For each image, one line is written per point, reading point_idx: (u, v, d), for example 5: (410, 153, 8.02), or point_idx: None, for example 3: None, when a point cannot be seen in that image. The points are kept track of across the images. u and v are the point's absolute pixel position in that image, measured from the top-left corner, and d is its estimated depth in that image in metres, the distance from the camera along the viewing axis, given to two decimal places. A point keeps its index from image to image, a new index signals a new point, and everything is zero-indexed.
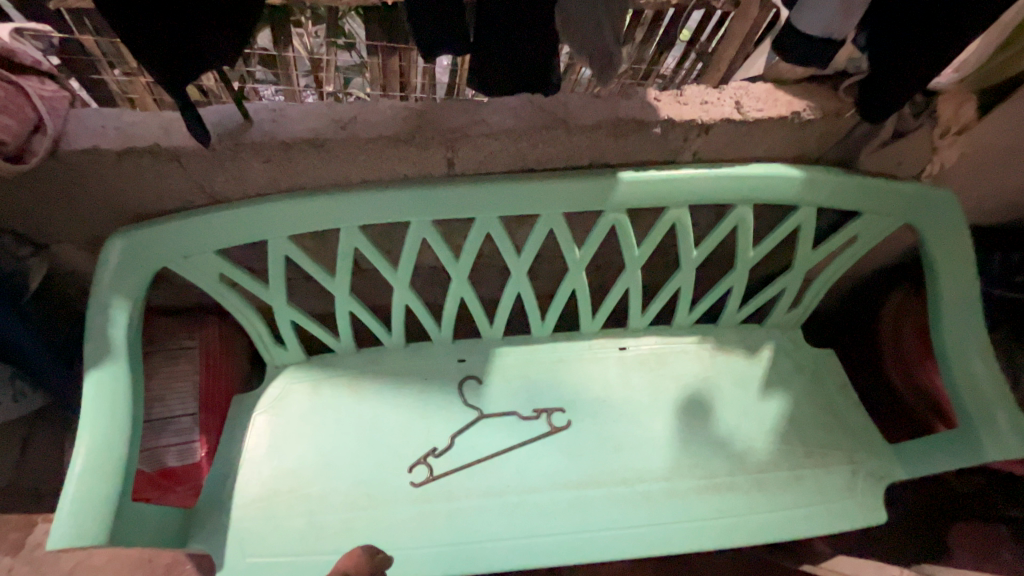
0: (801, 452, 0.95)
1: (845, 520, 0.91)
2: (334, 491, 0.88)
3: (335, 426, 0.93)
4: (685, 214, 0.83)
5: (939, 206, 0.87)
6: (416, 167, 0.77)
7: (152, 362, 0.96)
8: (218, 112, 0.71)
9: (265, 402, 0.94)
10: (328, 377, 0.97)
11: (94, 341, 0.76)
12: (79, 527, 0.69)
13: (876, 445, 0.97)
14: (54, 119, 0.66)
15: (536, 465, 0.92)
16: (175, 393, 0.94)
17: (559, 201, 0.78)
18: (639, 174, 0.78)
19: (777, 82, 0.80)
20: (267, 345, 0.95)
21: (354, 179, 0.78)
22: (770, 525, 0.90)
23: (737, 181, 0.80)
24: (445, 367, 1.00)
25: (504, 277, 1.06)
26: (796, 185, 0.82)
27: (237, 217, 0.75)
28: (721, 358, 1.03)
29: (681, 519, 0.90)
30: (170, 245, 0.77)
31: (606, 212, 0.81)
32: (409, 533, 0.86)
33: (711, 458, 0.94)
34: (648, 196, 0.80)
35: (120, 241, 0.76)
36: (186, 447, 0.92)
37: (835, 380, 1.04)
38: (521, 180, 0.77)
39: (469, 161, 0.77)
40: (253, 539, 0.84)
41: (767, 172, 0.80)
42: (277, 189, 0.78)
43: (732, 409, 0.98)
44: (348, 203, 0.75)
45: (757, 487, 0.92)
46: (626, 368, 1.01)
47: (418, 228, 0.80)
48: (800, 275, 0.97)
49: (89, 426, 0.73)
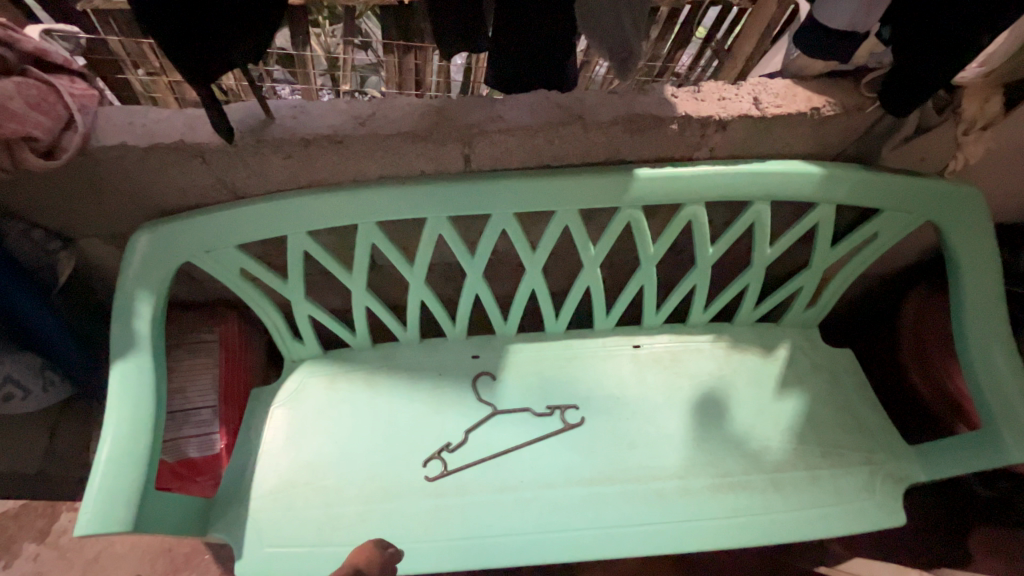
0: (818, 452, 0.94)
1: (862, 521, 0.90)
2: (349, 483, 0.89)
3: (351, 420, 0.94)
4: (701, 211, 0.83)
5: (963, 204, 0.85)
6: (433, 164, 0.78)
7: (174, 355, 0.98)
8: (241, 109, 0.72)
9: (283, 395, 0.96)
10: (345, 372, 0.99)
11: (121, 333, 0.78)
12: (104, 515, 0.71)
13: (896, 447, 0.96)
14: (84, 116, 0.68)
15: (550, 462, 0.92)
16: (196, 386, 0.96)
17: (576, 198, 0.78)
18: (654, 171, 0.78)
19: (797, 77, 0.79)
20: (285, 339, 0.96)
21: (373, 175, 0.79)
22: (786, 526, 0.89)
23: (754, 177, 0.79)
24: (460, 363, 1.00)
25: (518, 273, 1.07)
26: (814, 182, 0.81)
27: (258, 212, 0.77)
28: (737, 356, 1.03)
29: (696, 518, 0.89)
30: (193, 240, 0.78)
31: (622, 209, 0.81)
32: (423, 526, 0.87)
33: (726, 457, 0.93)
34: (664, 194, 0.79)
35: (146, 236, 0.78)
36: (206, 438, 0.94)
37: (853, 380, 1.02)
38: (537, 177, 0.77)
39: (485, 158, 0.78)
40: (270, 530, 0.86)
41: (785, 168, 0.80)
42: (296, 185, 0.79)
43: (747, 407, 0.98)
44: (365, 200, 0.76)
45: (772, 487, 0.91)
46: (640, 366, 1.01)
47: (435, 224, 0.80)
48: (819, 273, 0.95)
49: (115, 416, 0.75)
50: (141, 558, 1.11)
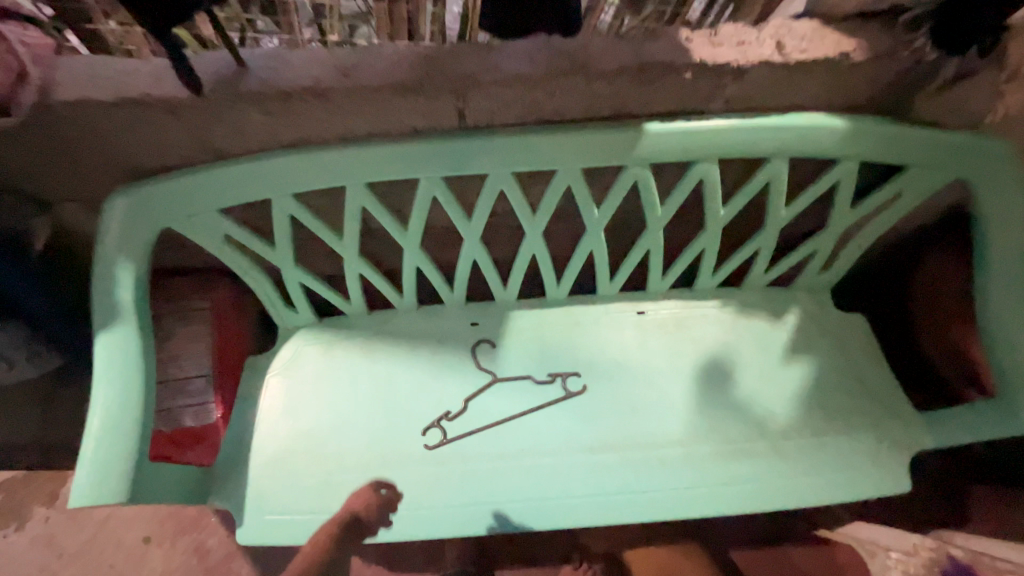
0: (825, 419, 0.92)
1: (868, 488, 0.89)
2: (347, 450, 0.89)
3: (348, 389, 0.93)
4: (714, 169, 0.77)
5: (998, 159, 0.78)
6: (425, 119, 0.72)
7: (163, 323, 0.94)
8: (211, 58, 0.66)
9: (278, 363, 0.95)
10: (341, 339, 0.97)
11: (102, 304, 0.75)
12: (99, 487, 0.70)
13: (906, 413, 0.93)
14: (36, 66, 0.64)
15: (551, 429, 0.91)
16: (188, 354, 0.92)
17: (578, 155, 0.73)
18: (665, 125, 0.72)
19: (827, 18, 0.71)
20: (277, 307, 0.93)
21: (360, 132, 0.73)
22: (789, 492, 0.88)
23: (774, 131, 0.73)
24: (458, 330, 0.98)
25: (519, 236, 1.01)
26: (839, 137, 0.75)
27: (239, 173, 0.72)
28: (744, 321, 0.99)
29: (698, 483, 0.88)
30: (174, 204, 0.74)
31: (629, 167, 0.75)
32: (423, 494, 0.87)
33: (731, 423, 0.92)
34: (674, 150, 0.73)
35: (121, 200, 0.72)
36: (202, 407, 0.92)
37: (864, 346, 0.99)
38: (538, 133, 0.71)
39: (481, 112, 0.72)
40: (272, 497, 0.87)
41: (807, 122, 0.73)
42: (278, 143, 0.74)
43: (754, 373, 0.95)
44: (353, 159, 0.71)
45: (777, 453, 0.90)
46: (644, 332, 0.98)
47: (428, 185, 0.75)
48: (835, 236, 0.90)
49: (103, 390, 0.73)
50: (149, 521, 1.15)
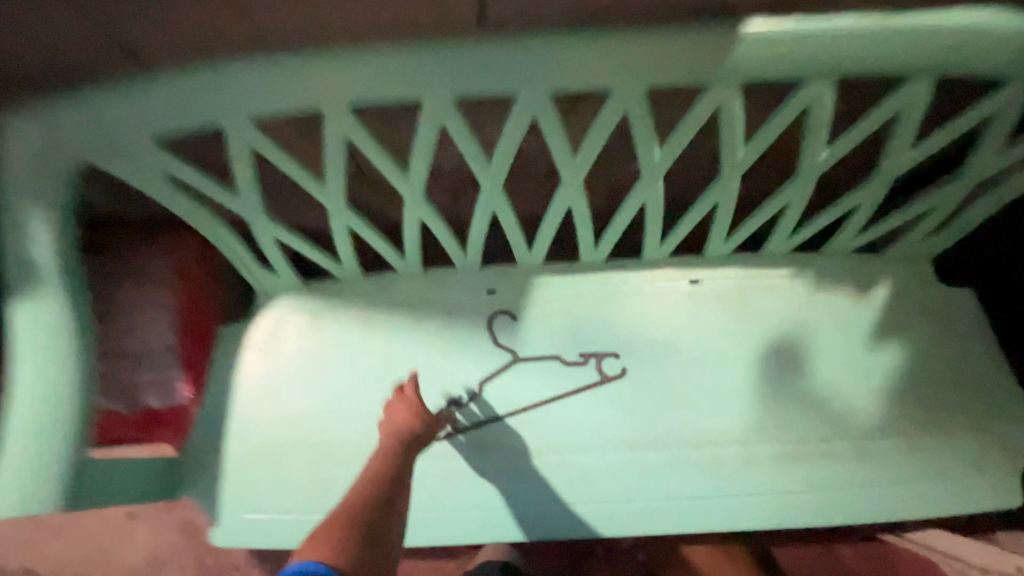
0: (915, 418, 0.77)
1: (968, 504, 0.73)
2: (342, 440, 0.76)
3: (342, 367, 0.79)
4: (828, 92, 0.55)
5: None
6: (434, 17, 0.52)
7: (112, 282, 0.74)
8: None
9: (258, 335, 0.80)
10: (332, 308, 0.81)
11: (18, 261, 0.57)
12: (27, 497, 0.56)
13: (1016, 413, 0.77)
14: None
15: (583, 421, 0.77)
16: (147, 321, 0.74)
17: (644, 67, 0.52)
18: (771, 23, 0.50)
19: None
20: (251, 268, 0.76)
21: (344, 35, 0.53)
22: (866, 503, 0.74)
23: (925, 36, 0.51)
24: (473, 300, 0.81)
25: (552, 183, 0.77)
26: (1016, 48, 0.53)
27: (166, 90, 0.51)
28: (821, 295, 0.81)
29: (757, 490, 0.74)
30: (89, 125, 0.52)
31: (712, 87, 0.54)
32: (430, 496, 0.74)
33: (799, 419, 0.76)
34: (779, 63, 0.52)
35: (21, 117, 0.52)
36: (168, 385, 0.76)
37: (969, 330, 0.80)
38: (592, 34, 0.50)
39: (510, 6, 0.52)
40: (252, 493, 0.74)
41: (976, 23, 0.51)
42: (231, 47, 0.54)
43: (830, 359, 0.79)
44: (331, 71, 0.51)
45: (854, 457, 0.75)
46: (697, 306, 0.81)
47: (436, 111, 0.55)
48: (964, 190, 0.69)
49: (31, 376, 0.58)
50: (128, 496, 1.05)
